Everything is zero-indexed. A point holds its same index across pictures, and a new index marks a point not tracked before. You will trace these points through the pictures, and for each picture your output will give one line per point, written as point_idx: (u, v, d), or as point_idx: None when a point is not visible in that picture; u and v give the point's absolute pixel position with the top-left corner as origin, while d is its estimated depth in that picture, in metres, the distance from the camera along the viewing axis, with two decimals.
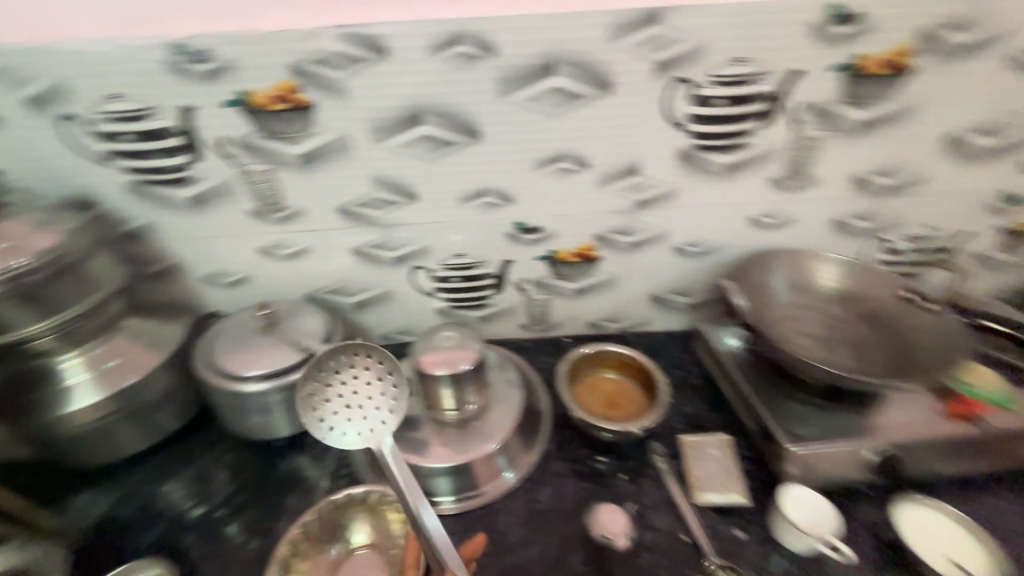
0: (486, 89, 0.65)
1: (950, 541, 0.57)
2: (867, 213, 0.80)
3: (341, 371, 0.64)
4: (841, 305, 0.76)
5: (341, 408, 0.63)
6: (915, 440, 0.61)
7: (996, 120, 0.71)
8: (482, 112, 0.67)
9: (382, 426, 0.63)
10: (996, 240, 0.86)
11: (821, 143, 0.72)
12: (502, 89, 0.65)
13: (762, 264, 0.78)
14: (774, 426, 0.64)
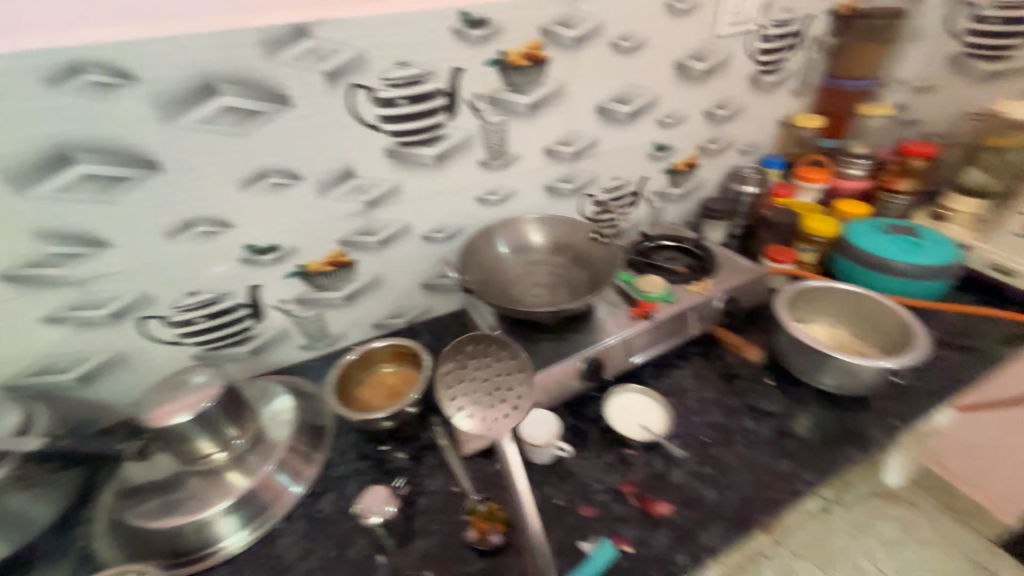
0: (146, 116, 0.61)
1: (642, 411, 0.75)
2: (566, 176, 0.99)
3: (472, 362, 0.73)
4: (550, 255, 0.91)
5: (463, 396, 0.69)
6: (609, 345, 0.79)
7: (624, 91, 0.94)
8: (151, 141, 0.63)
9: (504, 418, 0.66)
10: (665, 180, 1.14)
11: (506, 126, 0.86)
12: (166, 115, 0.62)
13: (484, 237, 0.89)
14: (510, 368, 0.76)
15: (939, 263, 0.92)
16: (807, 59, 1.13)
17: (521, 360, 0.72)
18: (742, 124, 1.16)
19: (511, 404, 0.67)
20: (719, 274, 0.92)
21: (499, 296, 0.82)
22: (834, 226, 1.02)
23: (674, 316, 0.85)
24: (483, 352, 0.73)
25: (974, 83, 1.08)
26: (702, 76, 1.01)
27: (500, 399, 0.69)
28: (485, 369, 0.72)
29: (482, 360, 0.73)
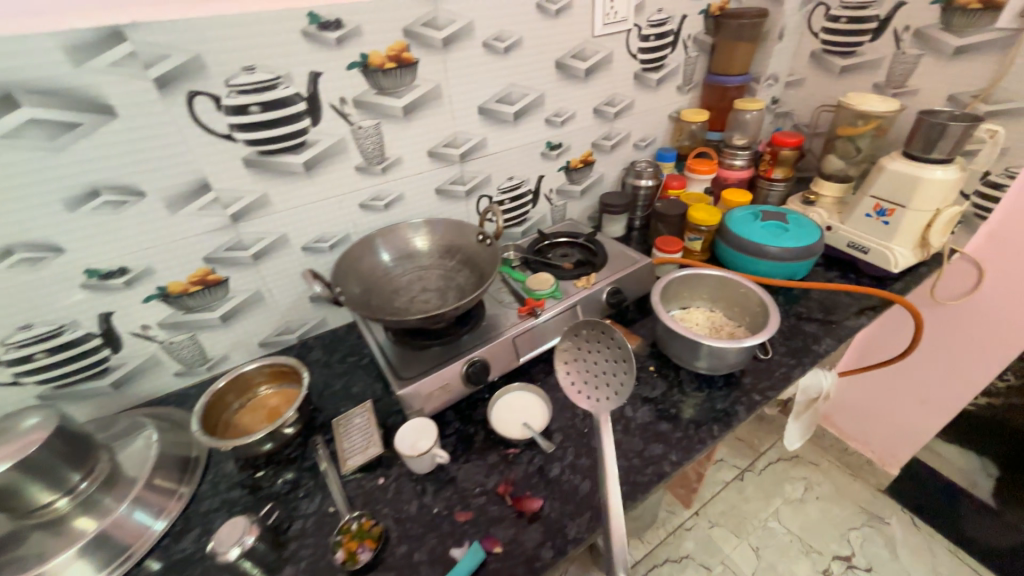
0: None
1: (525, 408, 0.76)
2: (457, 178, 0.98)
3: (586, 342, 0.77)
4: (438, 258, 0.90)
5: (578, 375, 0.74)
6: (492, 346, 0.79)
7: (505, 91, 0.94)
8: None
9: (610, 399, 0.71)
10: (563, 177, 1.17)
11: (380, 130, 0.84)
12: None
13: (365, 245, 0.86)
14: (389, 376, 0.74)
15: (802, 246, 0.99)
16: (688, 57, 1.18)
17: (623, 351, 0.72)
18: (634, 120, 1.20)
19: (613, 388, 0.71)
20: (606, 269, 0.96)
21: (379, 305, 0.80)
22: (715, 214, 1.08)
23: (561, 312, 0.87)
24: (597, 337, 0.75)
25: (834, 77, 1.17)
26: (586, 74, 1.03)
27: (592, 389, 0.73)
28: (598, 354, 0.75)
29: (587, 348, 0.76)
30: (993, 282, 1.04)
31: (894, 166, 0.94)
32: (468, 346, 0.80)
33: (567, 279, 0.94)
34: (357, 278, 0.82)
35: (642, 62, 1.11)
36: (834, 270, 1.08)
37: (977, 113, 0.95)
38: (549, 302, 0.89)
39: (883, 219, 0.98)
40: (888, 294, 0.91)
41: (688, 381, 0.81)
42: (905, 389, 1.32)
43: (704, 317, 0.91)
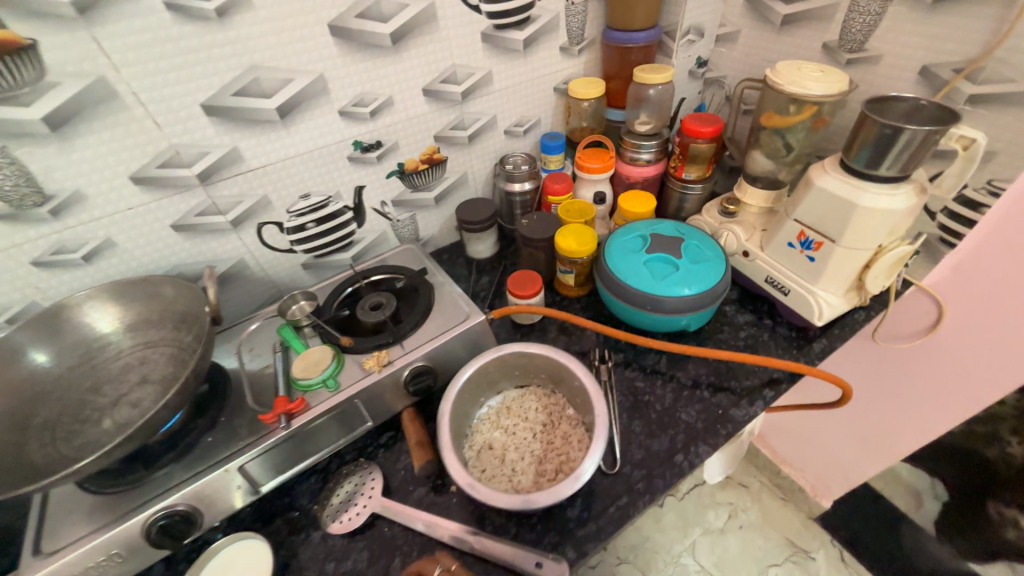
0: None
1: (247, 566, 0.54)
2: (206, 208, 0.69)
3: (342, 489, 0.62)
4: (173, 335, 0.65)
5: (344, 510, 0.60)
6: (199, 482, 0.55)
7: (246, 78, 0.62)
8: None
9: (372, 495, 0.61)
10: (397, 184, 0.86)
11: (15, 158, 0.54)
12: None
13: (47, 324, 0.61)
14: (26, 541, 0.51)
15: (695, 294, 0.72)
16: (570, 2, 0.83)
17: (360, 470, 0.64)
18: (498, 99, 0.87)
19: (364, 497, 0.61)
20: (418, 335, 0.70)
21: (31, 431, 0.55)
22: (589, 242, 0.79)
23: (332, 413, 0.62)
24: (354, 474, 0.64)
25: (774, 31, 0.83)
26: (392, 42, 0.70)
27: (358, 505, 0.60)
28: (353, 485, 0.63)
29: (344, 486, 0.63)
30: (955, 329, 0.78)
31: (826, 183, 0.65)
32: (166, 490, 0.55)
33: (359, 353, 0.68)
34: (8, 384, 0.57)
35: (491, 16, 0.76)
36: (746, 311, 0.81)
37: (957, 96, 0.64)
38: (320, 395, 0.63)
39: (808, 252, 0.70)
40: (796, 367, 0.66)
41: (492, 515, 0.58)
42: (841, 426, 1.11)
43: (542, 408, 0.65)
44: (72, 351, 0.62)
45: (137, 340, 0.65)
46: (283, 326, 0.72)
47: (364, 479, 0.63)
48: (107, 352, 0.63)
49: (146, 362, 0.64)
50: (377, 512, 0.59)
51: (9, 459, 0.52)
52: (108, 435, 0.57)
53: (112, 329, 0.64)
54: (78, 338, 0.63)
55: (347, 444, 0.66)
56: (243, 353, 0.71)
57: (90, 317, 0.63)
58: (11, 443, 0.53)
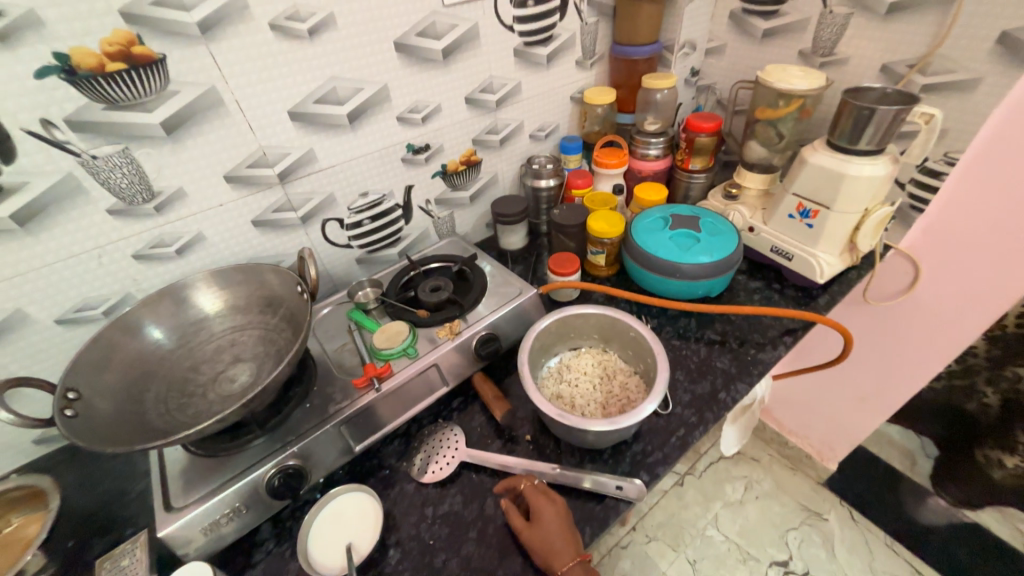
0: None
1: (358, 517, 0.59)
2: (282, 204, 0.77)
3: (427, 444, 0.69)
4: (261, 316, 0.71)
5: (433, 461, 0.66)
6: (307, 440, 0.61)
7: (326, 87, 0.71)
8: None
9: (457, 447, 0.67)
10: (440, 184, 0.95)
11: (133, 158, 0.61)
12: None
13: (150, 309, 0.66)
14: (156, 499, 0.56)
15: (715, 262, 0.83)
16: (584, 23, 0.96)
17: (441, 428, 0.71)
18: (525, 107, 0.99)
19: (450, 449, 0.67)
20: (480, 309, 0.78)
21: (148, 402, 0.60)
22: (618, 224, 0.90)
23: (414, 377, 0.69)
24: (435, 434, 0.70)
25: (756, 43, 0.98)
26: (443, 57, 0.81)
27: (446, 456, 0.67)
28: (436, 442, 0.69)
29: (427, 443, 0.69)
30: (931, 282, 0.91)
31: (818, 159, 0.78)
32: (277, 448, 0.61)
33: (429, 326, 0.75)
34: (121, 363, 0.62)
35: (522, 34, 0.89)
36: (757, 279, 0.93)
37: (913, 86, 0.79)
38: (401, 362, 0.70)
39: (807, 220, 0.83)
40: (809, 315, 0.77)
41: (568, 455, 0.66)
42: (841, 388, 1.23)
43: (597, 363, 0.74)
44: (171, 335, 0.68)
45: (226, 324, 0.71)
46: (353, 309, 0.79)
47: (447, 436, 0.69)
48: (201, 336, 0.69)
49: (237, 344, 0.69)
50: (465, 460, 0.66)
51: (135, 426, 0.57)
52: (216, 405, 0.62)
53: (215, 310, 0.71)
54: (178, 322, 0.69)
55: (425, 408, 0.73)
56: (318, 335, 0.78)
57: (186, 303, 0.70)
58: (134, 412, 0.58)
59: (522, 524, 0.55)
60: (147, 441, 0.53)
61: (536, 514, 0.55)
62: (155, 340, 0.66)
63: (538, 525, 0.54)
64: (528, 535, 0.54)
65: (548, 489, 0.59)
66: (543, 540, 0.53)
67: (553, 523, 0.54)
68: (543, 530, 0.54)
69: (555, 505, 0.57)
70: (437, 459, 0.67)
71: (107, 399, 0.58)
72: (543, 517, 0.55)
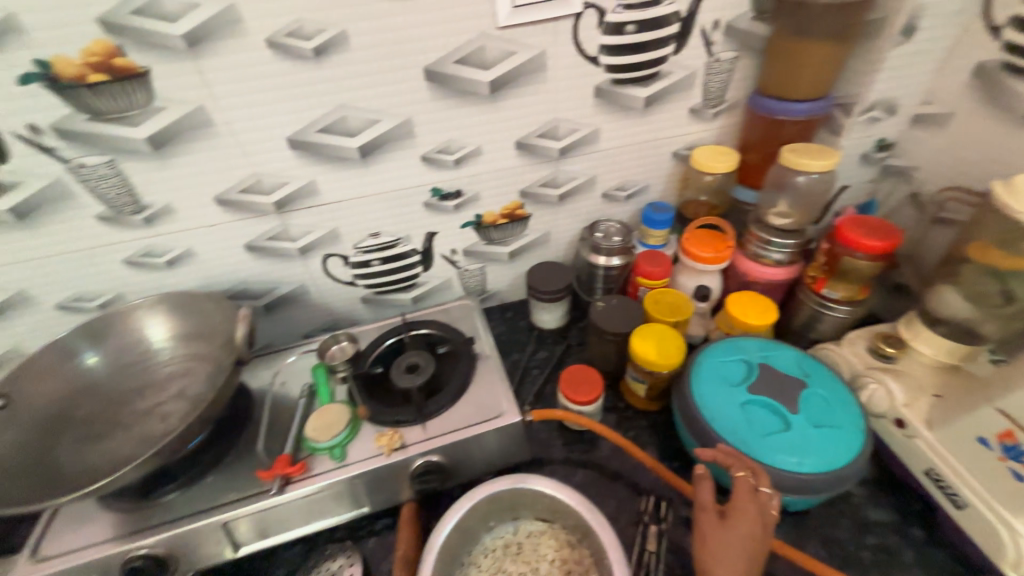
0: None
1: None
2: (278, 233, 0.69)
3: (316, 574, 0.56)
4: (212, 346, 0.64)
5: None
6: (183, 528, 0.53)
7: (333, 116, 0.60)
8: None
9: None
10: (472, 235, 0.79)
11: (117, 169, 0.57)
12: None
13: (122, 316, 0.64)
14: (31, 538, 0.53)
15: (810, 470, 0.52)
16: (714, 59, 0.68)
17: (349, 560, 0.56)
18: (600, 159, 0.75)
19: None
20: (443, 419, 0.61)
21: (55, 456, 0.54)
22: (676, 356, 0.63)
23: (329, 487, 0.56)
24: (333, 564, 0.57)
25: (1010, 124, 0.58)
26: (491, 91, 0.63)
27: None
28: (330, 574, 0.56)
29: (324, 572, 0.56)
30: None
31: None
32: (161, 527, 0.53)
33: (378, 423, 0.61)
34: (86, 354, 0.62)
35: (610, 69, 0.65)
36: (884, 505, 0.58)
37: None
38: (324, 460, 0.58)
39: (1013, 466, 0.46)
40: None
41: None
42: None
43: (557, 562, 0.53)
44: (106, 359, 0.63)
45: (180, 351, 0.65)
46: (318, 366, 0.69)
47: (343, 568, 0.56)
48: (160, 357, 0.64)
49: (189, 374, 0.63)
50: None
51: (39, 477, 0.52)
52: (129, 447, 0.56)
53: (160, 343, 0.65)
54: (125, 343, 0.64)
55: (345, 515, 0.60)
56: (277, 382, 0.69)
57: (146, 327, 0.65)
58: (43, 447, 0.55)
59: (712, 517, 0.48)
60: (35, 503, 0.49)
61: (734, 514, 0.48)
62: (87, 366, 0.62)
63: (729, 528, 0.47)
64: (711, 529, 0.47)
65: (764, 500, 0.48)
66: (729, 544, 0.46)
67: (732, 545, 0.46)
68: (732, 535, 0.46)
69: (762, 519, 0.48)
70: None
71: (22, 427, 0.56)
72: (737, 521, 0.47)
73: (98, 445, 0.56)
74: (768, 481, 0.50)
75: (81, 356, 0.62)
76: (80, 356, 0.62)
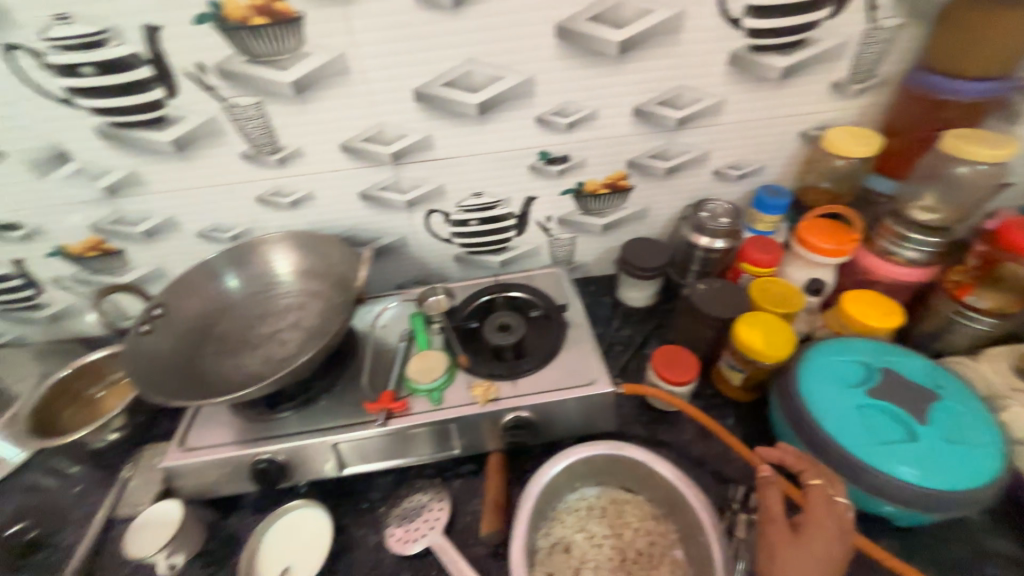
0: None
1: (309, 539, 0.57)
2: (389, 185, 0.72)
3: (408, 503, 0.60)
4: (330, 287, 0.69)
5: (397, 528, 0.58)
6: (300, 442, 0.59)
7: (460, 70, 0.61)
8: None
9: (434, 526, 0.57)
10: (570, 203, 0.78)
11: (262, 110, 0.62)
12: None
13: (253, 248, 0.70)
14: (178, 431, 0.61)
15: (937, 486, 0.48)
16: (873, 26, 0.61)
17: (439, 496, 0.60)
18: (719, 134, 0.71)
19: (424, 528, 0.57)
20: (535, 379, 0.63)
21: (199, 363, 0.62)
22: (782, 348, 0.60)
23: (426, 427, 0.60)
24: (423, 497, 0.60)
25: None
26: (619, 51, 0.60)
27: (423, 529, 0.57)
28: (421, 506, 0.59)
29: (415, 502, 0.60)
30: None
31: None
32: (282, 439, 0.59)
33: (472, 375, 0.64)
34: (224, 278, 0.70)
35: (751, 34, 0.60)
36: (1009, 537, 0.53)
37: None
38: (422, 401, 0.62)
39: None
40: None
41: None
42: None
43: (641, 532, 0.53)
44: (240, 285, 0.70)
45: (301, 286, 0.70)
46: (415, 314, 0.73)
47: (433, 502, 0.59)
48: (283, 288, 0.70)
49: (306, 308, 0.69)
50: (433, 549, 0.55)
51: (188, 378, 0.59)
52: (255, 364, 0.63)
53: (284, 275, 0.71)
54: (257, 273, 0.71)
55: (436, 454, 0.63)
56: (377, 326, 0.74)
57: (275, 260, 0.71)
58: (190, 354, 0.62)
59: (782, 529, 0.47)
60: (185, 399, 0.56)
61: (809, 527, 0.46)
62: (227, 288, 0.69)
63: (802, 542, 0.46)
64: (783, 543, 0.46)
65: (840, 511, 0.47)
66: (803, 559, 0.45)
67: (807, 562, 0.44)
68: (806, 550, 0.45)
69: (840, 531, 0.46)
70: (409, 527, 0.58)
71: (174, 334, 0.63)
72: (811, 536, 0.46)
73: (231, 360, 0.63)
74: (844, 491, 0.48)
75: (219, 281, 0.69)
76: (220, 280, 0.69)
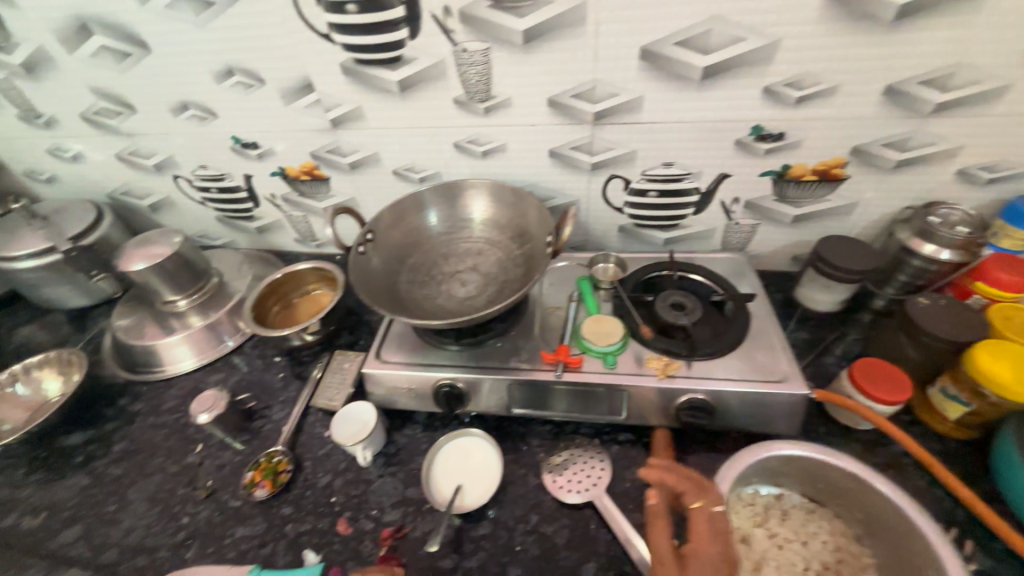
0: (155, 6, 0.68)
1: (478, 465, 0.62)
2: (582, 145, 0.72)
3: (568, 455, 0.62)
4: (517, 240, 0.72)
5: (558, 476, 0.60)
6: (481, 376, 0.63)
7: (699, 28, 0.58)
8: (157, 32, 0.71)
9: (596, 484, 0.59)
10: (766, 186, 0.72)
11: (487, 57, 0.64)
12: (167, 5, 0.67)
13: (450, 191, 0.75)
14: (374, 344, 0.69)
15: None
16: None
17: (602, 457, 0.61)
18: (986, 125, 0.60)
19: (586, 483, 0.59)
20: (716, 365, 0.60)
21: (400, 286, 0.68)
22: None
23: (599, 388, 0.60)
24: (584, 454, 0.62)
25: None
26: (895, 17, 0.53)
27: (585, 484, 0.59)
28: (582, 462, 0.61)
29: (575, 456, 0.62)
30: None
31: None
32: (464, 370, 0.64)
33: (647, 348, 0.63)
34: (424, 217, 0.75)
35: None
36: None
37: None
38: (595, 363, 0.62)
39: None
40: None
41: None
42: None
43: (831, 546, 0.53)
44: (436, 225, 0.76)
45: (489, 236, 0.74)
46: (583, 278, 0.73)
47: (593, 461, 0.61)
48: (472, 235, 0.75)
49: (490, 255, 0.72)
50: (595, 505, 0.57)
51: (393, 296, 0.65)
52: (442, 298, 0.67)
53: (476, 223, 0.75)
54: (451, 216, 0.76)
55: (604, 416, 0.62)
56: (545, 284, 0.76)
57: (471, 208, 0.76)
58: (394, 277, 0.69)
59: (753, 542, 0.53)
60: (394, 312, 0.62)
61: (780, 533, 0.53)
62: (427, 225, 0.75)
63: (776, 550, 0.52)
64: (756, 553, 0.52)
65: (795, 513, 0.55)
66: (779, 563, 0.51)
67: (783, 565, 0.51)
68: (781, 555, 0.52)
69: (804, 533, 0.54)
70: (571, 478, 0.60)
71: (381, 258, 0.70)
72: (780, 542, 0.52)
73: (425, 288, 0.68)
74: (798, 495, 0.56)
75: (419, 218, 0.75)
76: (419, 218, 0.75)
